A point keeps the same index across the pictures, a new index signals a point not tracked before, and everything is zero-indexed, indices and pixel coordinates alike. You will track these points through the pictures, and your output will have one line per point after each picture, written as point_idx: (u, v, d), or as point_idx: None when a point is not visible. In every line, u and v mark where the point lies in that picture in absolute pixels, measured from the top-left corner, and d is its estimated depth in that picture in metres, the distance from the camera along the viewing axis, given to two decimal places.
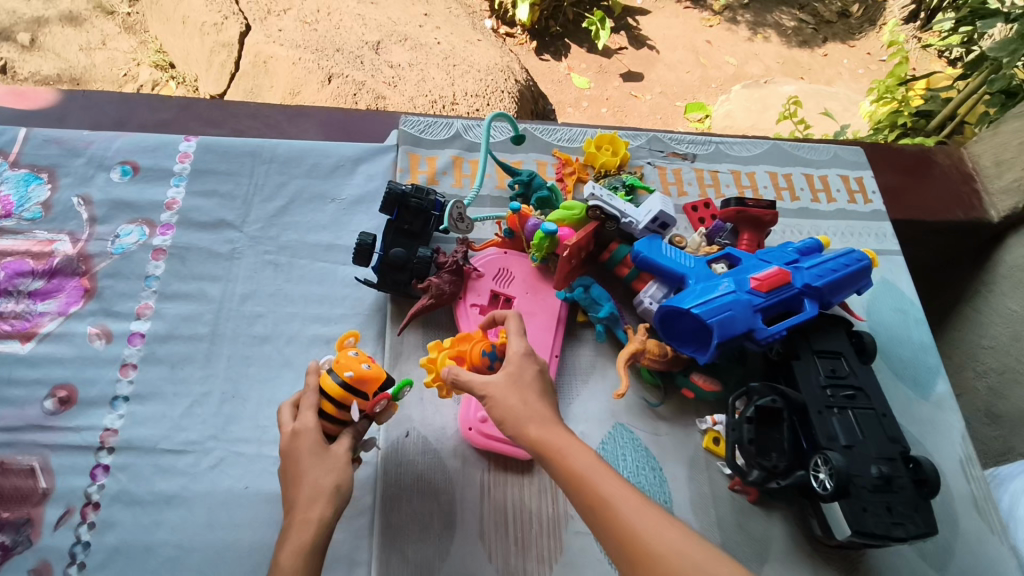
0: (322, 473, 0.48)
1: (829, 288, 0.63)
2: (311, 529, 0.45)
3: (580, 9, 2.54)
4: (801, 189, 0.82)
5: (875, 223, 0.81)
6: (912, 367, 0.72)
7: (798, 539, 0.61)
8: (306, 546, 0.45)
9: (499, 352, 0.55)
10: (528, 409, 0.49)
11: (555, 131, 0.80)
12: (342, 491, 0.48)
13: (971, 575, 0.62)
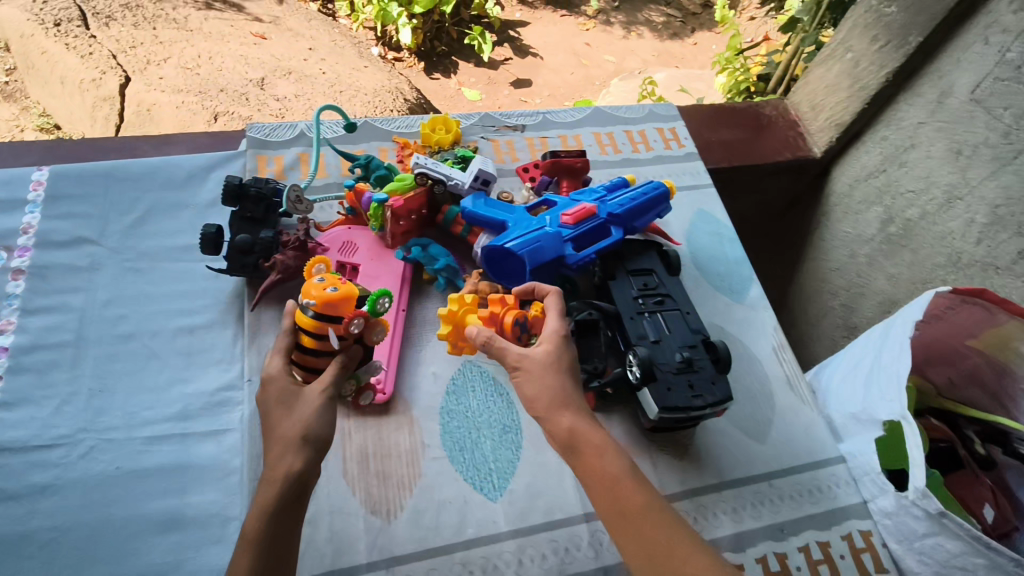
0: (294, 420, 0.50)
1: (630, 214, 0.73)
2: (280, 482, 0.47)
3: (462, 28, 2.67)
4: (622, 143, 0.93)
5: (689, 163, 0.92)
6: (728, 278, 0.83)
7: (635, 434, 0.69)
8: (271, 502, 0.46)
9: (528, 323, 0.64)
10: (567, 399, 0.54)
11: (394, 120, 0.89)
12: (312, 441, 0.49)
13: (787, 441, 0.72)
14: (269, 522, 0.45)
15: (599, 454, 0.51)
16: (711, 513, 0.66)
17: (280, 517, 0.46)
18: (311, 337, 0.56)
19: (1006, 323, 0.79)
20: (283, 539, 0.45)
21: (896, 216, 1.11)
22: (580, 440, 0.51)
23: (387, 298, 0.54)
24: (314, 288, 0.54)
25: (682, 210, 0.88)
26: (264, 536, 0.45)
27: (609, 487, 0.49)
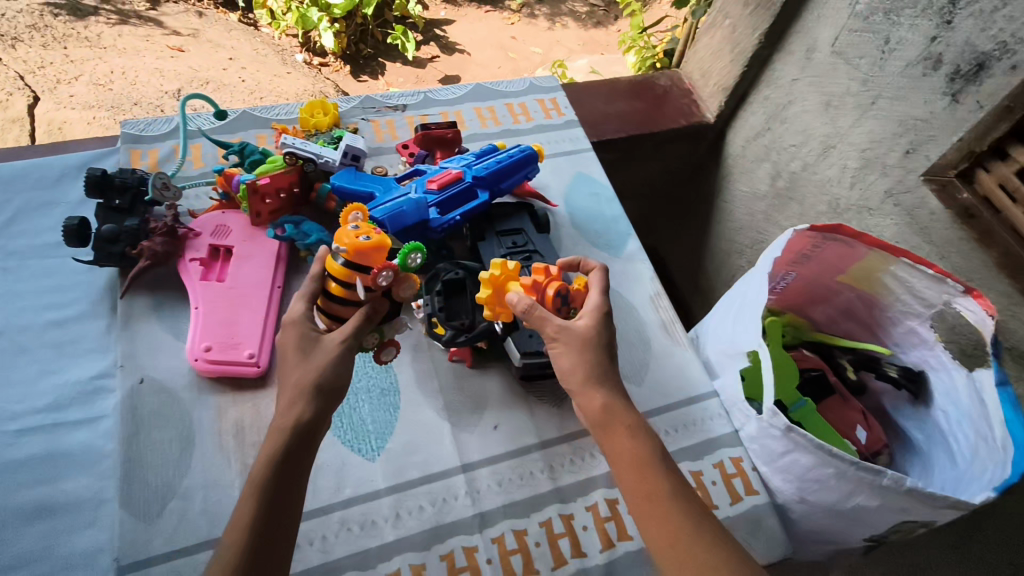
0: (306, 371, 0.57)
1: (495, 176, 0.76)
2: (286, 431, 0.53)
3: (387, 30, 2.69)
4: (503, 115, 0.95)
5: (568, 130, 0.96)
6: (605, 235, 0.86)
7: (512, 387, 0.72)
8: (273, 455, 0.52)
9: (567, 297, 0.65)
10: (602, 376, 0.59)
11: (273, 108, 0.90)
12: (319, 392, 0.56)
13: (663, 381, 0.75)
14: (277, 464, 0.51)
15: (630, 436, 0.57)
16: (588, 453, 0.69)
17: (280, 464, 0.51)
18: (340, 286, 0.61)
19: (867, 254, 0.83)
20: (286, 484, 0.51)
21: (784, 171, 1.16)
22: (611, 421, 0.57)
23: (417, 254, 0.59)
24: (349, 235, 0.58)
25: (561, 174, 0.91)
26: (263, 478, 0.50)
27: (636, 467, 0.55)
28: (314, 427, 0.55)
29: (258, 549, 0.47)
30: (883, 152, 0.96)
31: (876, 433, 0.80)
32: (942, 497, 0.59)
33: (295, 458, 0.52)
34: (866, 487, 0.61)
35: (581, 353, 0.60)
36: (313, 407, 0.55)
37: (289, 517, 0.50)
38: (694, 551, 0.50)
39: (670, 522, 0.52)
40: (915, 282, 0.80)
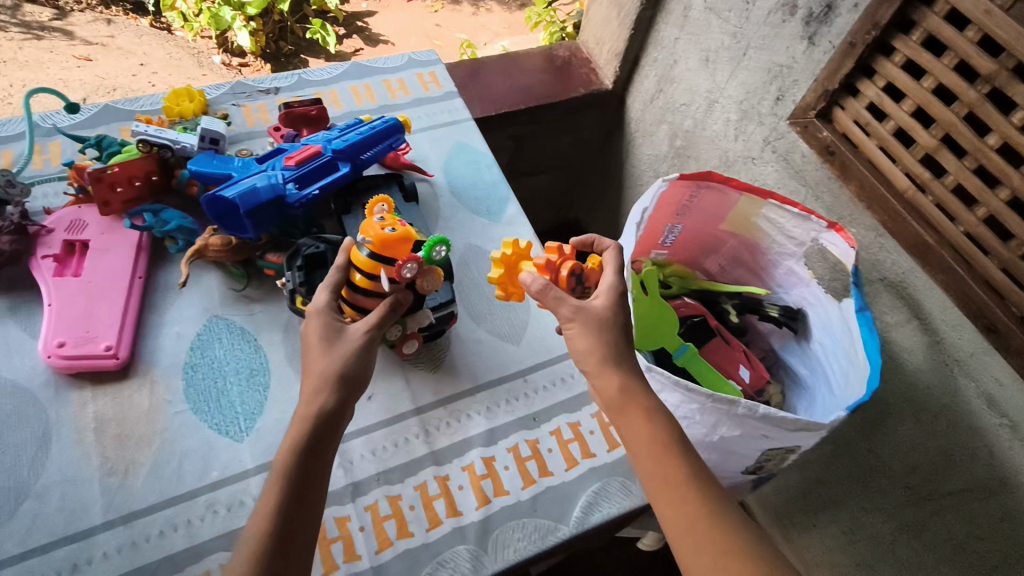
0: (331, 361, 0.58)
1: (355, 149, 0.75)
2: (311, 420, 0.55)
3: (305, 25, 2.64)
4: (380, 92, 0.94)
5: (447, 101, 0.96)
6: (485, 202, 0.86)
7: (388, 356, 0.71)
8: (296, 442, 0.54)
9: (582, 276, 0.67)
10: (617, 352, 0.61)
11: (138, 100, 0.88)
12: (344, 382, 0.58)
13: (543, 338, 0.76)
14: (303, 452, 0.53)
15: (645, 420, 0.58)
16: (464, 414, 0.69)
17: (304, 452, 0.53)
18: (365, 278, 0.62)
19: (738, 200, 0.85)
20: (310, 474, 0.52)
21: (678, 131, 1.18)
22: (625, 404, 0.59)
23: (441, 246, 0.60)
24: (374, 228, 0.60)
25: (441, 145, 0.91)
26: (287, 465, 0.52)
27: (653, 452, 0.56)
28: (336, 412, 0.56)
29: (279, 534, 0.49)
30: (758, 102, 0.97)
31: (758, 371, 0.84)
32: (795, 419, 0.60)
33: (319, 447, 0.54)
34: (726, 418, 0.63)
35: (593, 335, 0.61)
36: (335, 396, 0.57)
37: (315, 501, 0.52)
38: (711, 538, 0.52)
39: (686, 508, 0.53)
40: (784, 222, 0.84)
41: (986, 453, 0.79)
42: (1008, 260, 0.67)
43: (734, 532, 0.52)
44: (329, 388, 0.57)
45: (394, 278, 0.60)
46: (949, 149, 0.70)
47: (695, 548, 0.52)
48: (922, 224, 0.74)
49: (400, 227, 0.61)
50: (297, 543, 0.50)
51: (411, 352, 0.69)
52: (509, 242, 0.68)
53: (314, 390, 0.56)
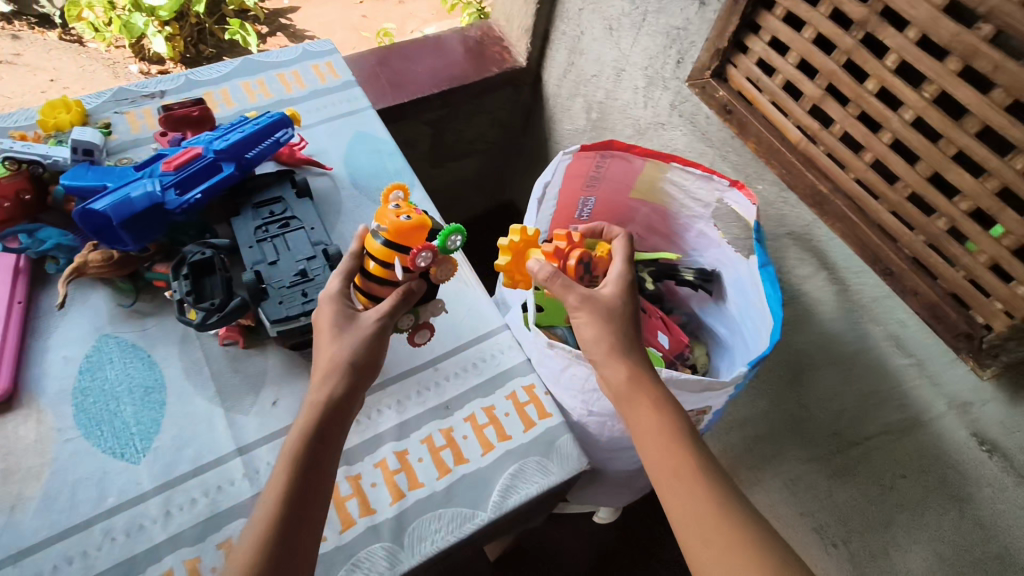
0: (340, 345, 0.59)
1: (240, 147, 0.72)
2: (318, 407, 0.56)
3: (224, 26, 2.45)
4: (273, 86, 0.91)
5: (346, 91, 0.93)
6: (388, 191, 0.84)
7: (292, 359, 0.69)
8: (304, 429, 0.55)
9: (587, 263, 0.72)
10: (623, 344, 0.64)
11: (11, 116, 0.83)
12: (353, 368, 0.58)
13: (455, 323, 0.76)
14: (313, 442, 0.54)
15: (654, 411, 0.61)
16: (374, 410, 0.68)
17: (313, 440, 0.54)
18: (380, 266, 0.63)
19: (643, 166, 0.86)
20: (317, 465, 0.54)
21: (593, 103, 1.19)
22: (635, 393, 0.62)
23: (455, 235, 0.62)
24: (389, 217, 0.62)
25: (340, 135, 0.88)
26: (298, 452, 0.53)
27: (662, 444, 0.59)
28: (345, 400, 0.57)
29: (288, 523, 0.50)
30: (661, 67, 0.99)
31: (677, 336, 0.85)
32: (697, 380, 0.64)
33: (328, 434, 0.55)
34: None
35: (604, 330, 0.64)
36: (344, 383, 0.58)
37: (321, 486, 0.53)
38: (716, 528, 0.54)
39: (694, 503, 0.56)
40: (688, 184, 0.85)
41: (897, 394, 0.83)
42: (896, 202, 0.70)
43: (741, 523, 0.54)
44: (338, 376, 0.58)
45: (409, 266, 0.62)
46: (833, 99, 0.72)
47: (703, 540, 0.54)
48: (816, 173, 0.77)
49: (416, 216, 0.63)
50: (305, 528, 0.51)
51: (422, 343, 0.70)
52: (519, 230, 0.73)
53: (324, 377, 0.57)
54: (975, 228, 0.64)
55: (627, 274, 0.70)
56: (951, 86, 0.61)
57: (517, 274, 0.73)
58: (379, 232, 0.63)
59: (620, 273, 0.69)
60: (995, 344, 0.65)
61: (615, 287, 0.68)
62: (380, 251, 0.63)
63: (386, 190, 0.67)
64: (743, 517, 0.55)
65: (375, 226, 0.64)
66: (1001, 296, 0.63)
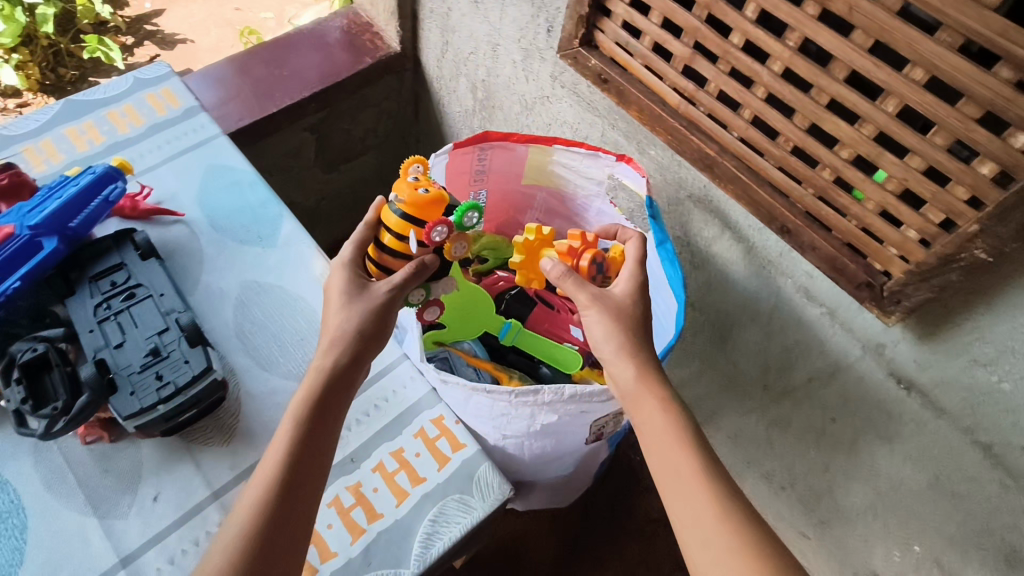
0: (339, 315, 0.62)
1: (59, 216, 0.63)
2: (318, 375, 0.59)
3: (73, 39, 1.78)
4: (104, 128, 0.80)
5: (191, 119, 0.82)
6: (253, 228, 0.76)
7: (169, 444, 0.62)
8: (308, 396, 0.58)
9: (602, 262, 0.71)
10: (628, 342, 0.63)
11: None
12: (355, 338, 0.61)
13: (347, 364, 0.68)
14: (315, 411, 0.57)
15: (661, 410, 0.60)
16: None
17: (319, 407, 0.58)
18: (397, 240, 0.64)
19: (527, 153, 0.81)
20: (316, 431, 0.57)
21: (476, 82, 1.11)
22: (643, 394, 0.61)
23: (472, 212, 0.63)
24: (407, 187, 0.63)
25: (189, 173, 0.78)
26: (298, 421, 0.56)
27: (667, 448, 0.58)
28: (348, 370, 0.60)
29: (290, 481, 0.54)
30: (534, 37, 0.92)
31: None
32: (603, 391, 0.58)
33: (329, 403, 0.58)
34: (535, 408, 0.59)
35: (614, 334, 0.64)
36: (348, 353, 0.60)
37: (320, 450, 0.57)
38: (714, 531, 0.53)
39: (697, 505, 0.55)
40: (575, 165, 0.81)
41: (817, 342, 0.83)
42: (779, 157, 0.67)
43: (741, 524, 0.54)
44: (341, 347, 0.60)
45: (425, 240, 0.62)
46: (703, 57, 0.68)
47: (703, 542, 0.54)
48: (701, 136, 0.74)
49: (433, 189, 0.63)
50: (305, 487, 0.55)
51: (430, 318, 0.70)
52: (534, 228, 0.72)
53: (328, 348, 0.60)
54: (858, 176, 0.62)
55: (639, 273, 0.68)
56: (812, 32, 0.58)
57: (530, 272, 0.73)
58: (397, 204, 0.64)
59: (633, 274, 0.67)
60: (895, 291, 0.64)
61: (628, 280, 0.67)
62: (397, 224, 0.63)
63: (404, 160, 0.66)
64: (745, 521, 0.54)
65: (392, 198, 0.65)
66: (894, 242, 0.62)
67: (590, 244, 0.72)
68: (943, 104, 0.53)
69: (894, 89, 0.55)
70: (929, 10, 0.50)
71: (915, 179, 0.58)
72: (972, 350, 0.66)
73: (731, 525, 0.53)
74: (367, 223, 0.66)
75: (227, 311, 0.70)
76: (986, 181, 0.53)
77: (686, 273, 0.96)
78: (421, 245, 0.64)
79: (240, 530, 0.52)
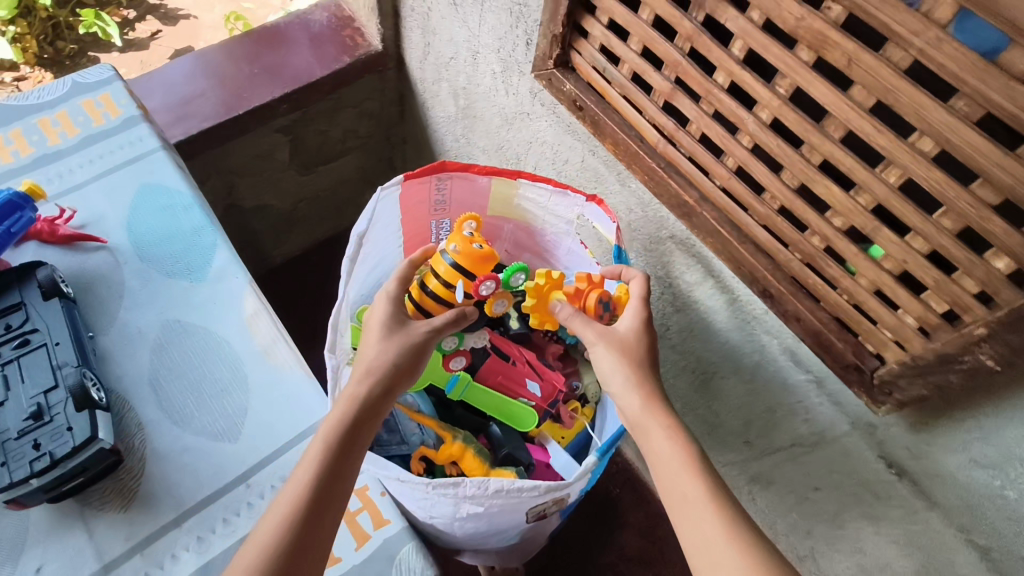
0: (372, 344, 0.59)
1: None
2: (349, 400, 0.54)
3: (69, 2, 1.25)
4: (33, 138, 0.73)
5: (130, 130, 0.75)
6: (182, 258, 0.69)
7: (61, 507, 0.57)
8: (339, 418, 0.53)
9: (610, 304, 0.68)
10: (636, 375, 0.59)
11: None
12: (391, 369, 0.57)
13: (268, 422, 0.63)
14: (347, 437, 0.52)
15: (667, 439, 0.56)
16: (166, 557, 0.56)
17: (348, 433, 0.53)
18: (445, 287, 0.65)
19: (489, 185, 0.72)
20: (349, 461, 0.51)
21: (458, 89, 1.02)
22: (651, 422, 0.57)
23: (519, 274, 0.66)
24: (464, 240, 0.65)
25: (120, 193, 0.72)
26: (330, 447, 0.51)
27: (674, 473, 0.53)
28: (380, 402, 0.56)
29: (314, 505, 0.48)
30: (513, 50, 0.83)
31: (550, 380, 0.74)
32: (532, 487, 0.52)
33: (361, 432, 0.53)
34: (458, 500, 0.53)
35: (621, 366, 0.60)
36: (383, 383, 0.56)
37: (348, 480, 0.51)
38: (728, 556, 0.47)
39: (707, 531, 0.49)
40: (543, 201, 0.72)
41: (801, 409, 0.74)
42: (764, 216, 0.58)
43: (761, 552, 0.47)
44: (376, 377, 0.56)
45: (474, 292, 0.64)
46: (683, 93, 0.59)
47: (712, 565, 0.48)
48: (680, 180, 0.65)
49: (486, 246, 0.65)
50: (329, 513, 0.48)
51: (455, 369, 0.70)
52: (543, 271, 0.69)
53: (364, 376, 0.56)
54: (851, 249, 0.53)
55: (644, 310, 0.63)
56: (805, 81, 0.48)
57: (544, 319, 0.70)
58: (449, 252, 0.65)
59: (634, 317, 0.63)
60: (886, 382, 0.55)
61: (635, 315, 0.63)
62: (447, 271, 0.64)
63: (459, 218, 0.68)
64: (764, 548, 0.47)
65: (444, 246, 0.66)
66: (889, 325, 0.53)
67: (596, 284, 0.69)
68: (954, 183, 0.43)
69: (896, 160, 0.45)
70: (943, 73, 0.40)
71: (917, 263, 0.48)
72: (972, 449, 0.57)
73: (743, 546, 0.47)
74: (413, 265, 0.66)
75: (143, 354, 0.64)
76: (1001, 278, 0.44)
77: (667, 314, 0.85)
78: (465, 296, 0.66)
79: (260, 561, 0.45)
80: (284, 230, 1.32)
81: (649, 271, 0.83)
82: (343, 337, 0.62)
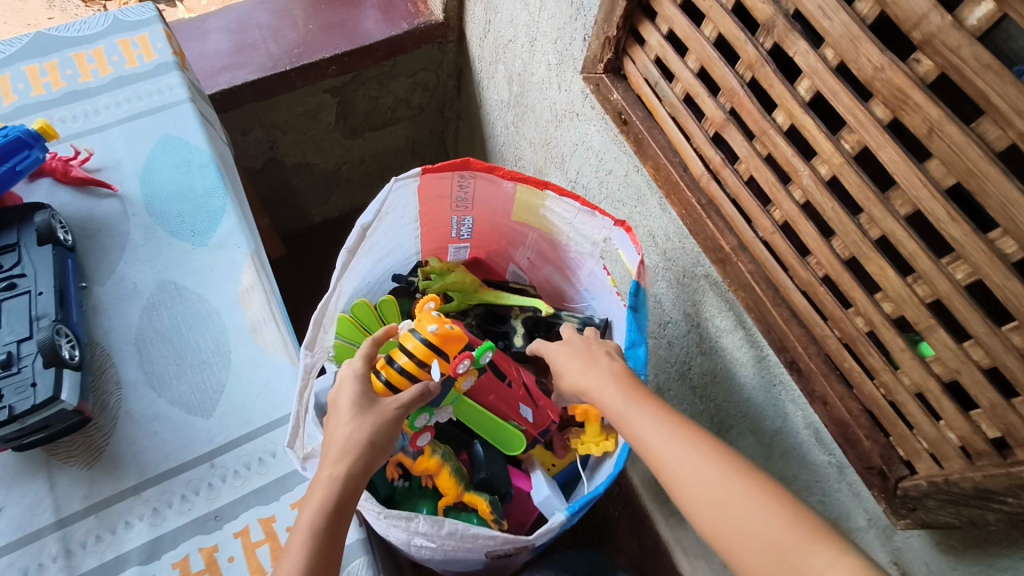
0: (341, 425, 0.50)
1: None
2: (326, 484, 0.47)
3: None
4: (66, 72, 0.74)
5: (161, 77, 0.74)
6: (188, 218, 0.67)
7: (25, 457, 0.56)
8: (324, 501, 0.45)
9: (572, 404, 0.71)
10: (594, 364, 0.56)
11: None
12: (376, 446, 0.49)
13: (241, 406, 0.60)
14: (336, 523, 0.45)
15: (603, 376, 0.54)
16: (120, 523, 0.54)
17: (334, 515, 0.45)
18: (416, 364, 0.57)
19: (513, 190, 0.67)
20: (333, 558, 0.44)
21: (513, 74, 0.96)
22: (597, 370, 0.55)
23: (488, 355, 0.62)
24: (434, 319, 0.60)
25: (140, 141, 0.71)
26: (316, 535, 0.44)
27: (609, 394, 0.52)
28: (361, 481, 0.48)
29: None
30: (570, 43, 0.76)
31: (545, 407, 0.71)
32: (489, 535, 0.50)
33: (346, 515, 0.46)
34: (411, 533, 0.50)
35: (608, 393, 0.53)
36: (364, 459, 0.48)
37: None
38: (672, 444, 0.46)
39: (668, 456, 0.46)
40: (570, 218, 0.67)
41: (818, 489, 0.65)
42: (805, 282, 0.51)
43: (697, 433, 0.46)
44: (354, 456, 0.48)
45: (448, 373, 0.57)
46: (736, 127, 0.52)
47: (654, 455, 0.47)
48: (719, 222, 0.58)
49: (458, 327, 0.60)
50: None
51: (422, 442, 0.63)
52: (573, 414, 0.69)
53: (338, 456, 0.47)
54: (897, 341, 0.45)
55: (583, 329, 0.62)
56: (875, 142, 0.41)
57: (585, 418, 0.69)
58: (420, 330, 0.59)
59: (552, 347, 0.61)
60: (910, 496, 0.48)
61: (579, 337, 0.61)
62: (421, 347, 0.57)
63: (419, 304, 0.64)
64: (723, 449, 0.45)
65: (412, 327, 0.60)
66: (926, 435, 0.46)
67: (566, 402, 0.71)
68: None
69: (967, 256, 0.38)
70: None
71: (972, 376, 0.41)
72: None
73: (672, 427, 0.47)
74: (379, 336, 0.58)
75: (133, 312, 0.63)
76: None
77: (691, 354, 0.78)
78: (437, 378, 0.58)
79: None
80: (325, 191, 1.31)
81: (678, 305, 0.76)
82: (326, 334, 0.60)
